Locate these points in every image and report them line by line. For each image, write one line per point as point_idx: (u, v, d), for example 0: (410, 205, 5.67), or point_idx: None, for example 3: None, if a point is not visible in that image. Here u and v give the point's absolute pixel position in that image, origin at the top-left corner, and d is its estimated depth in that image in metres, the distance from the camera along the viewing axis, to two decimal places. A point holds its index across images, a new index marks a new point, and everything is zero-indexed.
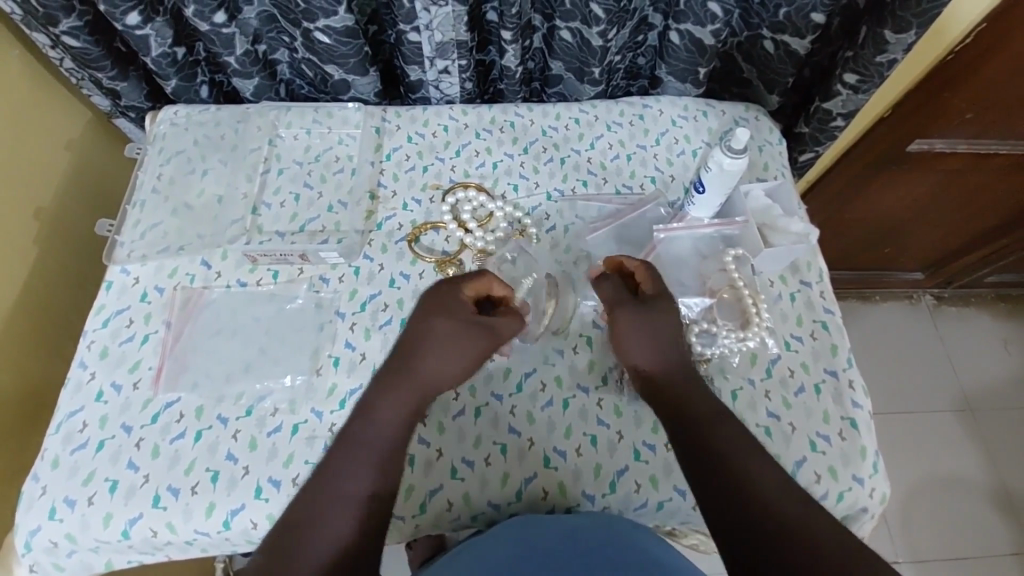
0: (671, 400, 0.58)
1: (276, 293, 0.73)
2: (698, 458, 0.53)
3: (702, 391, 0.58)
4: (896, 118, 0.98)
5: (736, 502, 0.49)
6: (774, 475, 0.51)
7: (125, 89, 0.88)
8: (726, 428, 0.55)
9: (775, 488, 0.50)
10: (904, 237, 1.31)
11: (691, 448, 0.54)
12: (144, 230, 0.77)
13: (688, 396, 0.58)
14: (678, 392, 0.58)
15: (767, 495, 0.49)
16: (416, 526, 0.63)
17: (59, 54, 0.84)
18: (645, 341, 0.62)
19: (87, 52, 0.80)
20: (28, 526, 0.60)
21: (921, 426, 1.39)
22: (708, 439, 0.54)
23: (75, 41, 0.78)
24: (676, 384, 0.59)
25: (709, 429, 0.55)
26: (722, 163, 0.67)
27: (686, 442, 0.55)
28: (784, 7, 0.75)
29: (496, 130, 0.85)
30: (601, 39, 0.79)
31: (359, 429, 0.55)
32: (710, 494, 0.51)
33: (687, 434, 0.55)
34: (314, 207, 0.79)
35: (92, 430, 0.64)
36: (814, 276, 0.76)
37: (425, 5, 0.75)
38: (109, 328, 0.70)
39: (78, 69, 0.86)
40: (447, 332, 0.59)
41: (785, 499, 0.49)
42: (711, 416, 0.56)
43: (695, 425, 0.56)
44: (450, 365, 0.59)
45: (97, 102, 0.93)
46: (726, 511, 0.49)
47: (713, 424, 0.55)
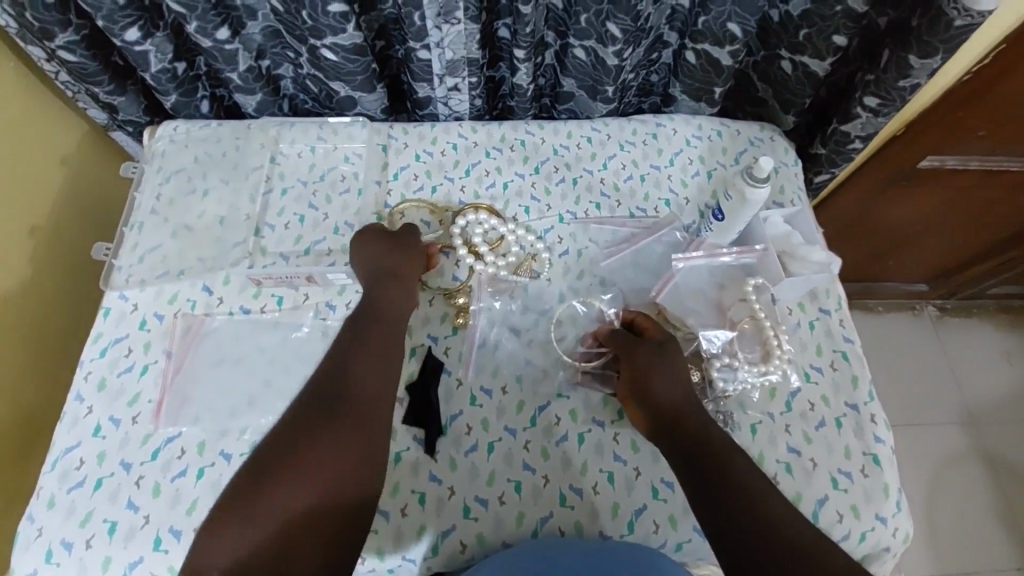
0: (688, 441, 0.55)
1: (280, 321, 0.71)
2: (714, 499, 0.51)
3: (712, 423, 0.56)
4: (909, 136, 0.97)
5: (753, 542, 0.48)
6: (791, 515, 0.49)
7: (123, 103, 0.85)
8: (737, 463, 0.53)
9: (792, 528, 0.48)
10: (911, 251, 1.30)
11: (703, 481, 0.52)
12: (143, 254, 0.74)
13: (705, 431, 0.55)
14: (694, 430, 0.55)
15: (783, 525, 0.48)
16: (428, 568, 0.61)
17: (55, 67, 0.80)
18: (661, 381, 0.58)
19: (83, 67, 0.77)
20: (23, 570, 0.58)
21: (926, 441, 1.38)
22: (722, 477, 0.52)
23: (71, 55, 0.75)
24: (689, 422, 0.56)
25: (721, 465, 0.52)
26: (744, 192, 0.65)
27: (695, 468, 0.53)
28: (804, 29, 0.74)
29: (507, 149, 0.83)
30: (616, 58, 0.77)
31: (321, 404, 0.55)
32: (726, 536, 0.49)
33: (699, 469, 0.53)
34: (319, 229, 0.77)
35: (89, 467, 0.62)
36: (833, 304, 0.74)
37: (437, 22, 0.72)
38: (107, 357, 0.68)
39: (74, 82, 0.83)
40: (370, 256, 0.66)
41: (799, 529, 0.48)
42: (723, 449, 0.54)
43: (703, 453, 0.54)
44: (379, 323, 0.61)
45: (94, 115, 0.90)
46: (740, 542, 0.48)
47: (723, 459, 0.53)
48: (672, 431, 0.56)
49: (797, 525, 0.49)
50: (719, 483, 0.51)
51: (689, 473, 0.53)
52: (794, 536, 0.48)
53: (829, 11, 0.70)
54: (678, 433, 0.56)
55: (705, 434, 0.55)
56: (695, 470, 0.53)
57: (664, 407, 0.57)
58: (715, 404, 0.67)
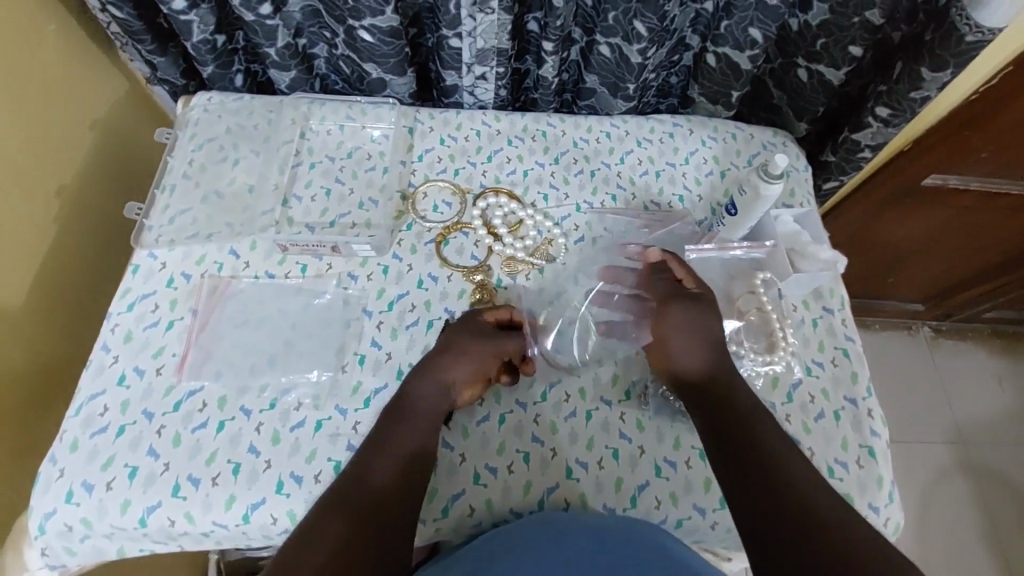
0: (714, 403, 0.58)
1: (304, 287, 0.73)
2: (737, 455, 0.53)
3: (738, 385, 0.59)
4: (916, 152, 0.99)
5: (769, 504, 0.49)
6: (814, 477, 0.51)
7: (162, 64, 0.88)
8: (764, 425, 0.55)
9: (812, 486, 0.50)
10: (909, 269, 1.33)
11: (726, 435, 0.55)
12: (173, 216, 0.76)
13: (728, 390, 0.58)
14: (718, 389, 0.59)
15: (801, 487, 0.50)
16: (436, 530, 0.63)
17: (106, 18, 0.83)
18: (692, 343, 0.61)
19: (129, 24, 0.80)
20: (43, 509, 0.60)
21: (914, 457, 1.40)
22: (746, 436, 0.54)
23: (119, 12, 0.78)
24: (715, 384, 0.59)
25: (746, 425, 0.55)
26: (757, 189, 0.67)
27: (721, 421, 0.57)
28: (821, 37, 0.77)
29: (528, 139, 0.86)
30: (640, 56, 0.80)
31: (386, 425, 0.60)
32: (743, 489, 0.51)
33: (723, 429, 0.56)
34: (344, 203, 0.79)
35: (113, 414, 0.63)
36: (836, 304, 0.77)
37: (471, 11, 0.75)
38: (134, 312, 0.70)
39: (122, 34, 0.85)
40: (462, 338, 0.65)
41: (819, 494, 0.49)
42: (750, 411, 0.57)
43: (729, 412, 0.57)
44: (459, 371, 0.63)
45: (138, 67, 0.93)
46: (750, 488, 0.51)
47: (750, 419, 0.56)
48: (692, 384, 0.60)
49: (820, 491, 0.49)
50: (742, 441, 0.54)
51: (717, 434, 0.56)
52: (820, 505, 0.48)
53: (847, 22, 0.74)
54: (703, 392, 0.59)
55: (730, 394, 0.58)
56: (720, 429, 0.56)
57: (685, 363, 0.61)
58: None
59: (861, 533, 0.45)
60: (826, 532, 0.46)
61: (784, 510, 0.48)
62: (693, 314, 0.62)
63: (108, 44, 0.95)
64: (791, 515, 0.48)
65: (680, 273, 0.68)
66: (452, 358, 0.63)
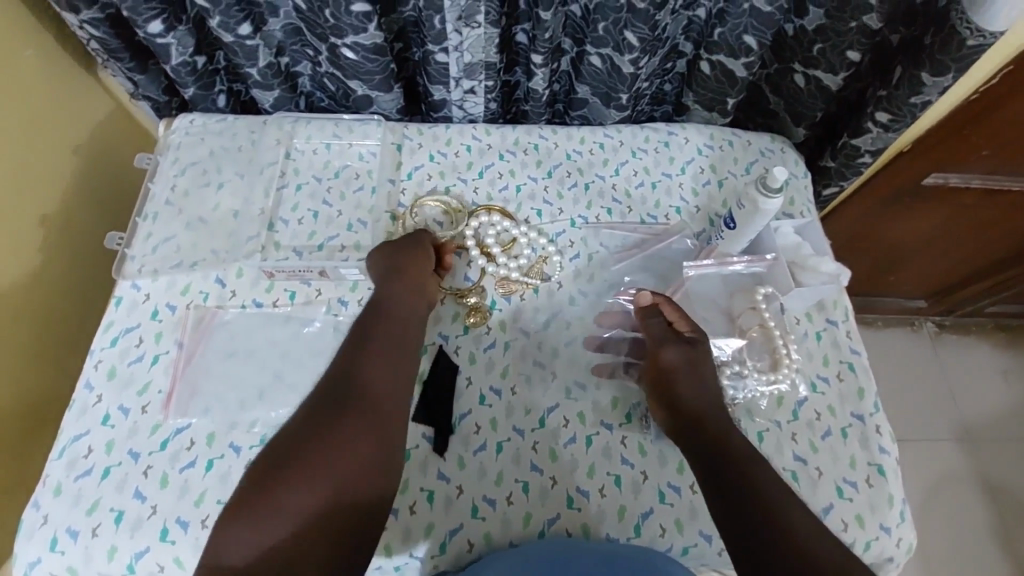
0: (711, 446, 0.56)
1: (292, 315, 0.71)
2: (734, 503, 0.51)
3: (733, 428, 0.58)
4: (916, 152, 0.98)
5: (770, 552, 0.47)
6: (812, 522, 0.49)
7: (142, 81, 0.86)
8: (759, 470, 0.53)
9: (810, 532, 0.48)
10: (911, 268, 1.31)
11: (720, 478, 0.53)
12: (156, 244, 0.74)
13: (724, 431, 0.57)
14: (715, 430, 0.57)
15: (801, 534, 0.47)
16: (435, 566, 0.61)
17: (87, 36, 0.78)
18: (694, 381, 0.61)
19: (106, 42, 0.78)
20: (27, 558, 0.58)
21: (922, 457, 1.38)
22: (740, 481, 0.52)
23: (95, 30, 0.76)
24: (713, 425, 0.57)
25: (739, 468, 0.53)
26: (757, 203, 0.65)
27: (715, 466, 0.54)
28: (818, 42, 0.75)
29: (520, 152, 0.83)
30: (632, 66, 0.78)
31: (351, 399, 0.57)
32: (742, 540, 0.49)
33: (718, 474, 0.53)
34: (332, 225, 0.77)
35: (97, 456, 0.61)
36: (840, 315, 0.75)
37: (457, 26, 0.73)
38: (118, 347, 0.68)
39: (104, 52, 0.80)
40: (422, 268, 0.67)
41: (820, 543, 0.47)
42: (743, 454, 0.54)
43: (725, 455, 0.54)
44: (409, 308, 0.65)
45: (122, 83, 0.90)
46: (749, 534, 0.48)
47: (745, 463, 0.53)
48: (692, 429, 0.58)
49: (820, 539, 0.47)
50: (737, 483, 0.52)
51: (712, 479, 0.54)
52: (822, 554, 0.46)
53: (844, 27, 0.72)
54: (701, 434, 0.57)
55: (727, 437, 0.56)
56: (715, 472, 0.54)
57: (690, 408, 0.59)
58: None
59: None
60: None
61: (787, 561, 0.46)
62: (692, 352, 0.62)
63: (93, 61, 0.93)
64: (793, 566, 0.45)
65: (670, 315, 0.66)
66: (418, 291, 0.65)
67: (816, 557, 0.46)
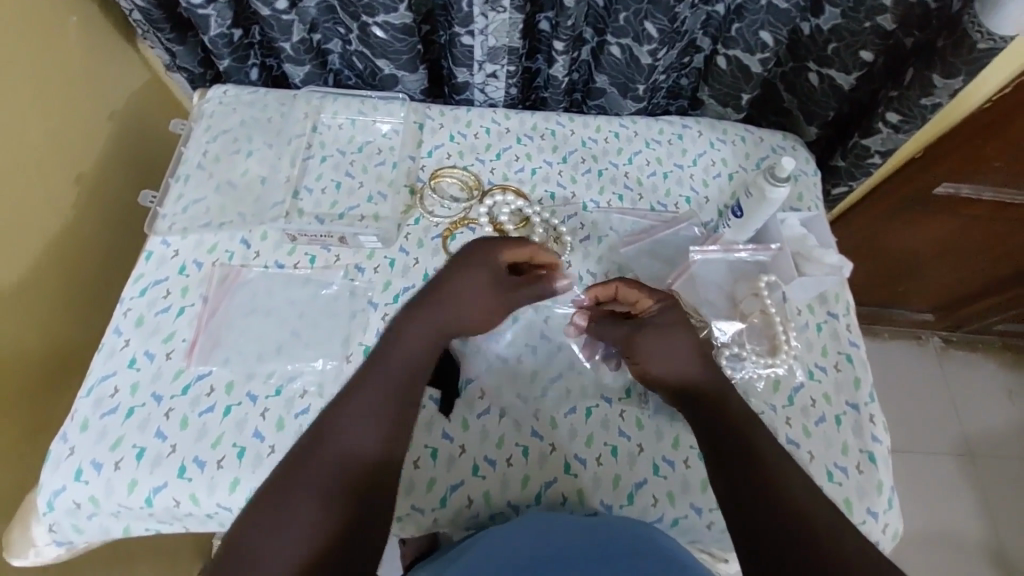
0: (707, 412, 0.58)
1: (312, 278, 0.74)
2: (733, 467, 0.53)
3: (730, 391, 0.59)
4: (927, 160, 0.99)
5: (763, 505, 0.49)
6: (809, 488, 0.51)
7: (179, 53, 0.90)
8: (757, 434, 0.55)
9: (805, 495, 0.50)
10: (920, 279, 1.32)
11: (719, 439, 0.55)
12: (187, 205, 0.78)
13: (721, 394, 0.59)
14: (712, 396, 0.59)
15: (795, 492, 0.50)
16: (434, 520, 0.64)
17: (129, 6, 0.84)
18: (673, 361, 0.60)
19: (149, 13, 0.82)
20: (52, 486, 0.61)
21: (922, 468, 1.39)
22: (740, 447, 0.54)
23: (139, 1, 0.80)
24: (709, 391, 0.59)
25: (737, 430, 0.55)
26: (764, 191, 0.68)
27: (715, 427, 0.57)
28: (833, 42, 0.78)
29: (537, 137, 0.86)
30: (650, 57, 0.81)
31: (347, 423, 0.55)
32: (738, 496, 0.51)
33: (718, 439, 0.56)
34: (354, 196, 0.80)
35: (123, 396, 0.65)
36: (841, 308, 0.77)
37: (483, 10, 0.76)
38: (146, 297, 0.71)
39: (145, 22, 0.86)
40: (478, 283, 0.62)
41: (814, 504, 0.49)
42: (743, 420, 0.56)
43: (723, 419, 0.57)
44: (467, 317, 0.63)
45: (160, 54, 0.95)
46: (745, 489, 0.51)
47: (746, 429, 0.55)
48: (689, 404, 0.60)
49: (814, 500, 0.49)
50: (735, 443, 0.54)
51: (711, 440, 0.56)
52: (813, 511, 0.48)
53: (858, 27, 0.74)
54: (699, 404, 0.59)
55: (724, 400, 0.58)
56: (715, 437, 0.56)
57: (681, 387, 0.60)
58: None
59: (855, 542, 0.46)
60: (823, 548, 0.45)
61: (782, 521, 0.48)
62: (660, 329, 0.61)
63: (122, 26, 0.96)
64: (785, 518, 0.48)
65: (629, 295, 0.64)
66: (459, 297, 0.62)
67: (809, 514, 0.48)
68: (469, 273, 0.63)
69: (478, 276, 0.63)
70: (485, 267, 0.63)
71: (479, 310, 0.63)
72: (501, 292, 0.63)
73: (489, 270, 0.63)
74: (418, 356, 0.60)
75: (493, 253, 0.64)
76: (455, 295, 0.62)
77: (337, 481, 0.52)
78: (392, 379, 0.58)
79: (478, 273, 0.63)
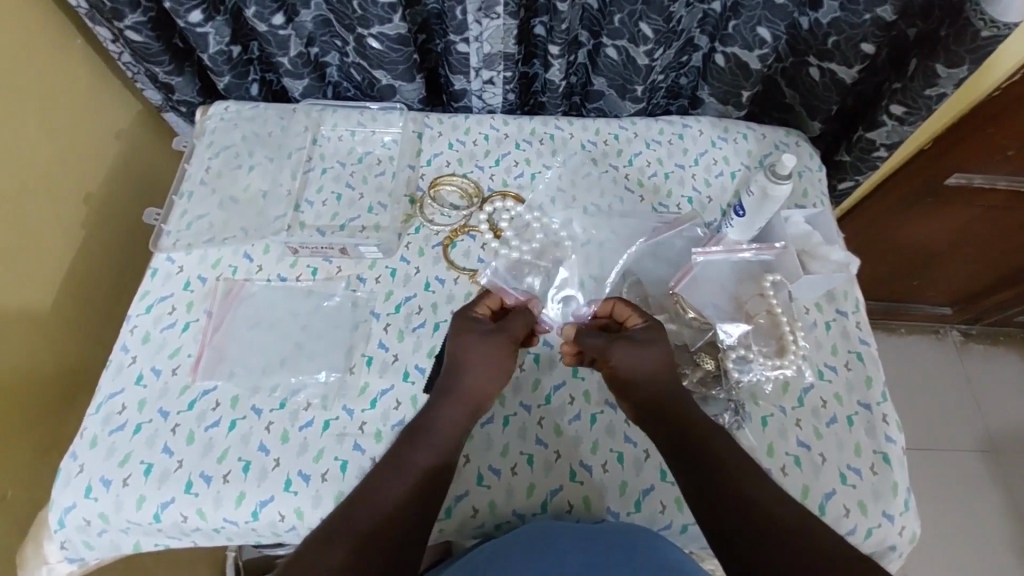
0: (676, 432, 0.58)
1: (314, 290, 0.75)
2: (721, 503, 0.53)
3: (694, 407, 0.60)
4: (936, 152, 0.96)
5: (744, 526, 0.50)
6: (772, 490, 0.53)
7: (179, 83, 0.92)
8: (718, 442, 0.57)
9: (787, 512, 0.51)
10: (935, 273, 1.29)
11: (686, 457, 0.57)
12: (190, 221, 0.79)
13: (686, 410, 0.60)
14: (679, 412, 0.59)
15: (764, 501, 0.52)
16: (440, 530, 0.64)
17: (119, 48, 0.88)
18: (643, 371, 0.61)
19: (147, 47, 0.83)
20: (62, 503, 0.62)
21: (945, 468, 1.35)
22: (717, 477, 0.54)
23: (137, 35, 0.81)
24: (673, 412, 0.59)
25: (701, 443, 0.57)
26: (766, 189, 0.67)
27: (682, 443, 0.58)
28: (832, 35, 0.76)
29: (536, 142, 0.86)
30: (646, 58, 0.80)
31: (378, 491, 0.56)
32: (714, 517, 0.52)
33: (687, 455, 0.57)
34: (354, 208, 0.81)
35: (130, 413, 0.66)
36: (850, 306, 0.75)
37: (477, 17, 0.77)
38: (152, 314, 0.72)
39: (135, 63, 0.90)
40: (471, 346, 0.63)
41: (784, 509, 0.51)
42: (709, 436, 0.57)
43: (690, 435, 0.58)
44: (494, 379, 0.63)
45: (151, 96, 0.98)
46: (724, 512, 0.52)
47: (712, 445, 0.57)
48: (654, 417, 0.60)
49: (783, 504, 0.52)
50: (702, 459, 0.56)
51: (678, 456, 0.57)
52: (785, 520, 0.50)
53: (858, 19, 0.73)
54: (664, 421, 0.59)
55: (690, 413, 0.60)
56: (683, 453, 0.57)
57: (649, 401, 0.60)
58: (727, 393, 0.68)
59: (829, 539, 0.49)
60: (808, 558, 0.47)
61: (767, 540, 0.49)
62: (638, 345, 0.61)
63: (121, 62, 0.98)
64: (764, 535, 0.49)
65: (621, 311, 0.66)
66: (459, 370, 0.62)
67: (783, 521, 0.50)
68: (458, 341, 0.63)
69: (472, 343, 0.63)
70: (470, 332, 0.64)
71: (495, 365, 0.63)
72: (501, 337, 0.64)
73: (470, 326, 0.64)
74: (454, 426, 0.61)
75: (467, 314, 0.65)
76: (457, 374, 0.62)
77: (365, 534, 0.52)
78: (427, 445, 0.59)
79: (468, 337, 0.63)
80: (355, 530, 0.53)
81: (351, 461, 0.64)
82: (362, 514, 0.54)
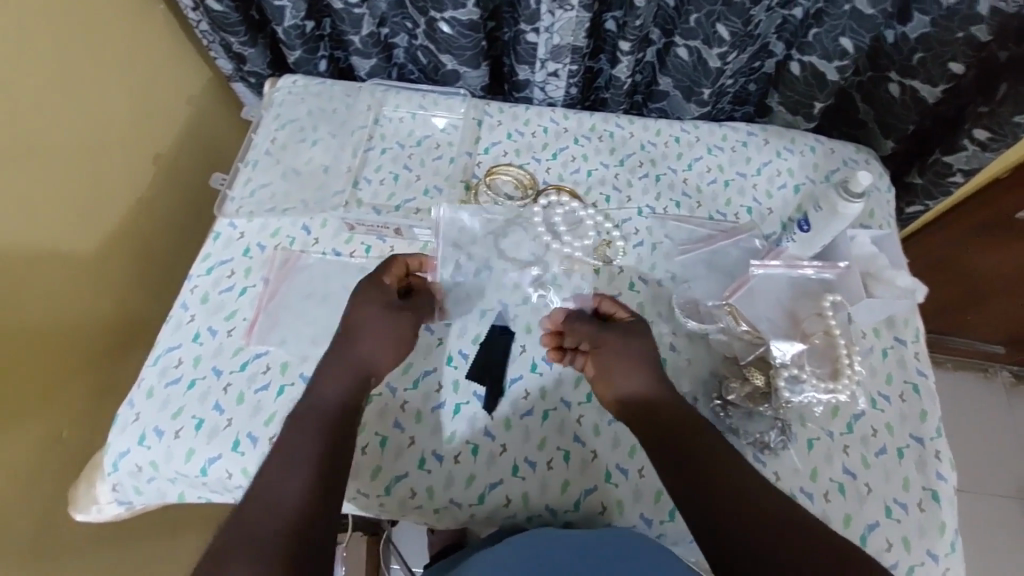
0: (659, 426, 0.57)
1: (366, 267, 0.76)
2: (703, 498, 0.51)
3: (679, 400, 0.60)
4: (1013, 181, 0.91)
5: (732, 523, 0.49)
6: (753, 479, 0.53)
7: (251, 54, 0.94)
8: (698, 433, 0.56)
9: (771, 501, 0.51)
10: (998, 309, 1.22)
11: (666, 448, 0.56)
12: (254, 189, 0.81)
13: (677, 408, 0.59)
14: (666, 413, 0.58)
15: (747, 492, 0.51)
16: (471, 515, 0.64)
17: (197, 17, 0.90)
18: (638, 375, 0.60)
19: (225, 16, 0.86)
20: (118, 448, 0.65)
21: (981, 513, 1.29)
22: (697, 468, 0.54)
23: (218, 5, 0.84)
24: (661, 409, 0.59)
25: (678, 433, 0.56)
26: (835, 206, 0.65)
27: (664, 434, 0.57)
28: (919, 51, 0.73)
29: (595, 139, 0.85)
30: (719, 61, 0.78)
31: (301, 455, 0.54)
32: (699, 511, 0.51)
33: (669, 449, 0.56)
34: (410, 189, 0.82)
35: (186, 368, 0.68)
36: (910, 335, 0.72)
37: (551, 8, 0.76)
38: (213, 276, 0.74)
39: (211, 32, 0.92)
40: (369, 317, 0.62)
41: (767, 499, 0.51)
42: (688, 426, 0.57)
43: (673, 429, 0.57)
44: (383, 347, 0.62)
45: (222, 65, 1.00)
46: (710, 508, 0.51)
47: (689, 433, 0.56)
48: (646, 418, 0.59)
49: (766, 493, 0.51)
50: (681, 450, 0.55)
51: (660, 449, 0.56)
52: (769, 510, 0.50)
53: (951, 37, 0.70)
54: (654, 420, 0.58)
55: (676, 407, 0.59)
56: (664, 445, 0.56)
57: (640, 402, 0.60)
58: (774, 412, 0.65)
59: (815, 527, 0.49)
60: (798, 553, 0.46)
61: (754, 536, 0.48)
62: (627, 342, 0.62)
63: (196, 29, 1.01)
64: (750, 528, 0.49)
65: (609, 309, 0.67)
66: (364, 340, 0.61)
67: (768, 513, 0.49)
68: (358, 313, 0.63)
69: (367, 314, 0.63)
70: (374, 302, 0.63)
71: (388, 336, 0.62)
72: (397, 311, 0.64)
73: (376, 296, 0.64)
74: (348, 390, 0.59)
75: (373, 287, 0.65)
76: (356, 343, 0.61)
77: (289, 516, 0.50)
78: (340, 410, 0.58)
79: (369, 308, 0.63)
80: (289, 502, 0.50)
81: (391, 437, 0.66)
82: (279, 497, 0.51)
